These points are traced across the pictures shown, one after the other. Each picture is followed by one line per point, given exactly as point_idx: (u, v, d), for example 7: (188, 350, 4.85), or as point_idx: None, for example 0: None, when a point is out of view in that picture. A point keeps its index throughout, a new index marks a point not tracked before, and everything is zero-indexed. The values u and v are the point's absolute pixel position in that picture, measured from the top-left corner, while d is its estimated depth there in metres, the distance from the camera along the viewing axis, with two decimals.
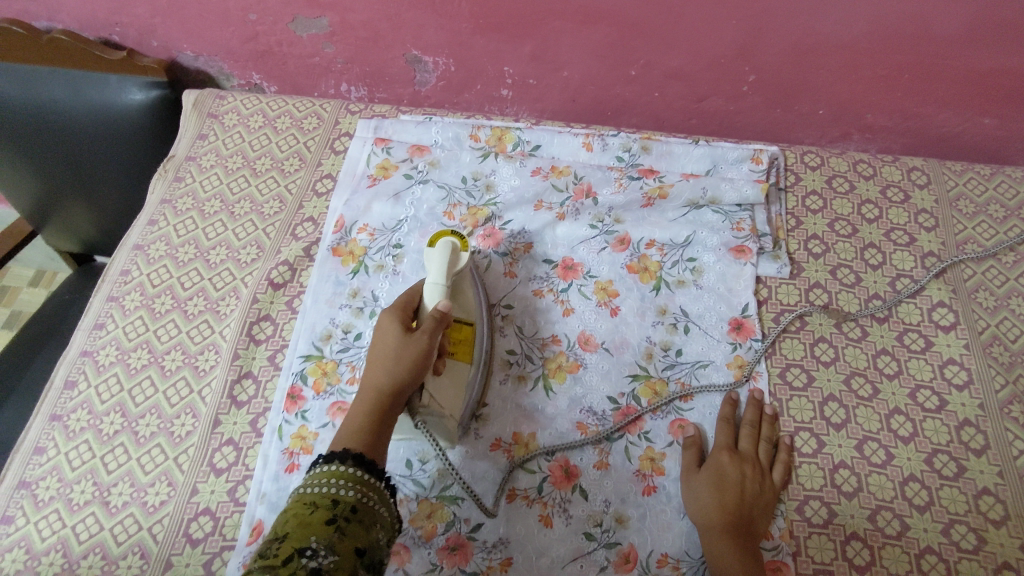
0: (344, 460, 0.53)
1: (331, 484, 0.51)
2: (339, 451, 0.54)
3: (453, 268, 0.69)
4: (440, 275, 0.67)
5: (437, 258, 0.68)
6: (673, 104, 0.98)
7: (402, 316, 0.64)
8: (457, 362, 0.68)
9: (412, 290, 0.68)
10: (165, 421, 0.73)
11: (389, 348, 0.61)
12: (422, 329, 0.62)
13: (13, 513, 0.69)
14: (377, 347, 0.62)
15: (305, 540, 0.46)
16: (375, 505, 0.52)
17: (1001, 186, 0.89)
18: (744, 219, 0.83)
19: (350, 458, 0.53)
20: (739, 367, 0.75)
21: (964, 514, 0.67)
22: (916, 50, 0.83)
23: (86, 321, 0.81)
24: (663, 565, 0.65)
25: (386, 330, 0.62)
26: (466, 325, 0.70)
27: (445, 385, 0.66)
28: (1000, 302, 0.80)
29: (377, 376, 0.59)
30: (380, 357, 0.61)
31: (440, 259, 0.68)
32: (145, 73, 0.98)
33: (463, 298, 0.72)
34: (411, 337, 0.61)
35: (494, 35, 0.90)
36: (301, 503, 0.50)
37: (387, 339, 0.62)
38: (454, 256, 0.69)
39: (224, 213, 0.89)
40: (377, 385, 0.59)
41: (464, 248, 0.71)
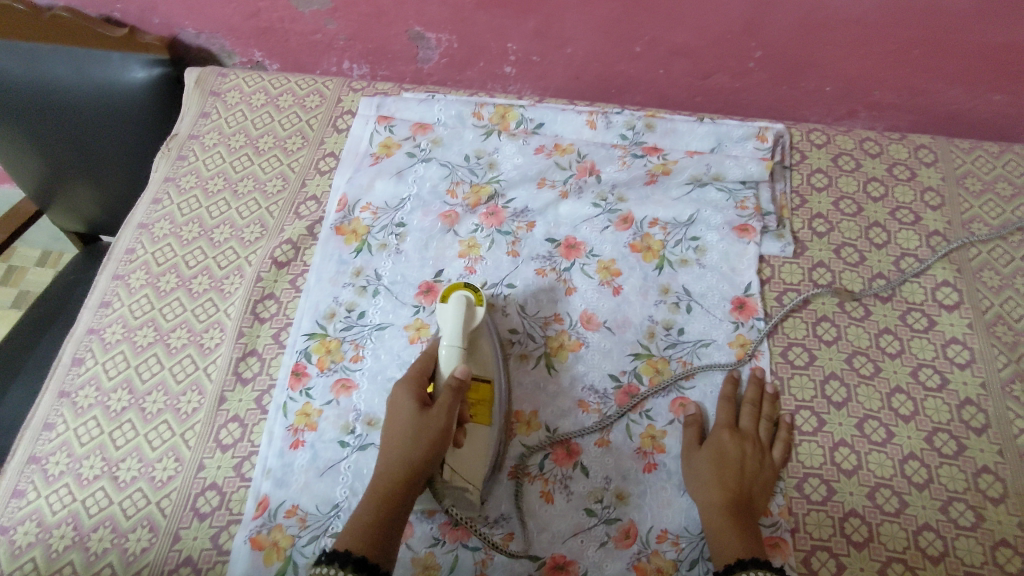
0: (344, 562, 0.54)
1: None
2: (341, 553, 0.54)
3: (468, 324, 0.69)
4: (455, 335, 0.67)
5: (451, 314, 0.68)
6: (679, 81, 0.97)
7: (416, 389, 0.64)
8: (477, 426, 0.67)
9: (427, 355, 0.68)
10: (171, 398, 0.74)
11: (403, 428, 0.61)
12: (437, 406, 0.62)
13: (24, 487, 0.70)
14: (394, 424, 0.62)
15: None
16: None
17: (1009, 164, 0.88)
18: (749, 197, 0.83)
19: (350, 563, 0.54)
20: (741, 346, 0.75)
21: (962, 492, 0.67)
22: (925, 24, 0.82)
23: (93, 299, 0.82)
24: (662, 540, 0.66)
25: (401, 407, 0.63)
26: (484, 385, 0.69)
27: (464, 456, 0.65)
28: (1006, 281, 0.79)
29: (391, 461, 0.61)
30: (395, 438, 0.61)
31: (454, 316, 0.68)
32: (147, 51, 0.98)
33: (478, 354, 0.70)
34: (426, 417, 0.62)
35: (497, 11, 0.89)
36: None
37: (402, 418, 0.62)
38: (469, 312, 0.69)
39: (226, 192, 0.89)
40: (390, 472, 0.60)
41: (480, 301, 0.71)
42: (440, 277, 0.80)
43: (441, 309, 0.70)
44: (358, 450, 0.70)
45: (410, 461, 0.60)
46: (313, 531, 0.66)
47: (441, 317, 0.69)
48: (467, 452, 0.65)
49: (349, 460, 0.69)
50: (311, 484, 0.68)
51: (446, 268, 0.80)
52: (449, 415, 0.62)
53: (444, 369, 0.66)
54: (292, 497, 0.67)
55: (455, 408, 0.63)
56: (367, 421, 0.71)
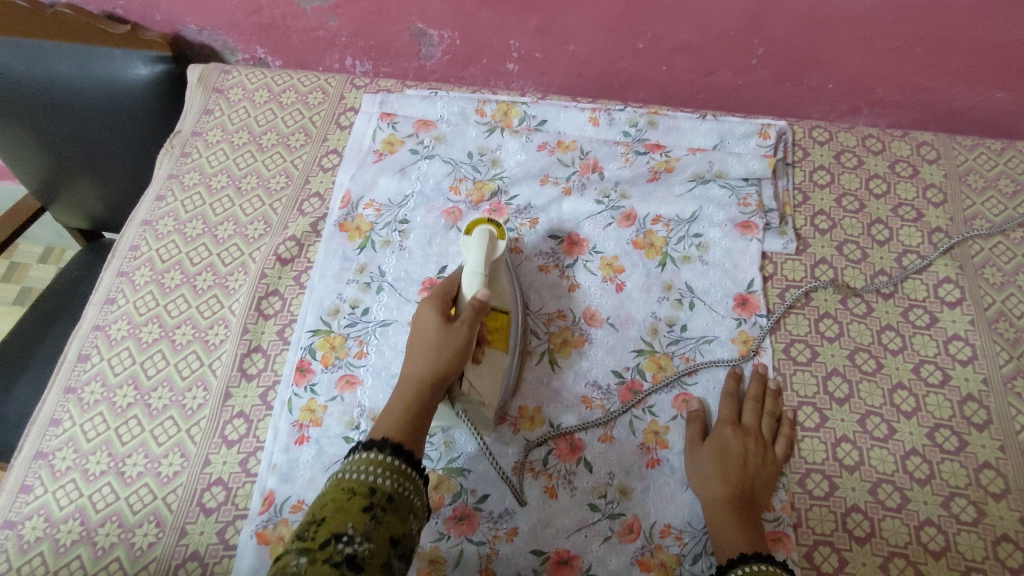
0: (384, 448, 0.52)
1: (371, 470, 0.50)
2: (377, 440, 0.53)
3: (491, 255, 0.70)
4: (479, 262, 0.67)
5: (474, 244, 0.69)
6: (681, 78, 0.97)
7: (441, 306, 0.63)
8: (494, 350, 0.70)
9: (450, 278, 0.68)
10: (177, 394, 0.75)
11: (429, 341, 0.61)
12: (461, 320, 0.62)
13: (31, 483, 0.71)
14: (418, 336, 0.62)
15: (344, 529, 0.45)
16: (411, 495, 0.51)
17: (1011, 161, 0.88)
18: (751, 194, 0.83)
19: (389, 447, 0.52)
20: (744, 342, 0.75)
21: (964, 488, 0.67)
22: (928, 21, 0.82)
23: (97, 296, 0.82)
24: (666, 535, 0.66)
25: (425, 319, 0.62)
26: (501, 313, 0.72)
27: (481, 374, 0.68)
28: (1007, 278, 0.79)
29: (416, 368, 0.60)
30: (421, 348, 0.61)
31: (478, 245, 0.69)
32: (150, 48, 0.98)
33: (498, 288, 0.72)
34: (450, 329, 0.61)
35: (500, 7, 0.89)
36: (338, 487, 0.49)
37: (426, 330, 0.61)
38: (491, 244, 0.70)
39: (230, 188, 0.89)
40: (416, 376, 0.59)
41: (502, 236, 0.72)
42: (443, 274, 0.80)
43: (465, 242, 0.70)
44: None
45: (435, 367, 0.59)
46: None
47: (465, 247, 0.70)
48: (483, 373, 0.68)
49: None
50: (317, 479, 0.69)
51: (449, 264, 0.81)
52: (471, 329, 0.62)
53: (467, 293, 0.66)
54: (297, 492, 0.68)
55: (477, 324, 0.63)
56: (372, 417, 0.72)
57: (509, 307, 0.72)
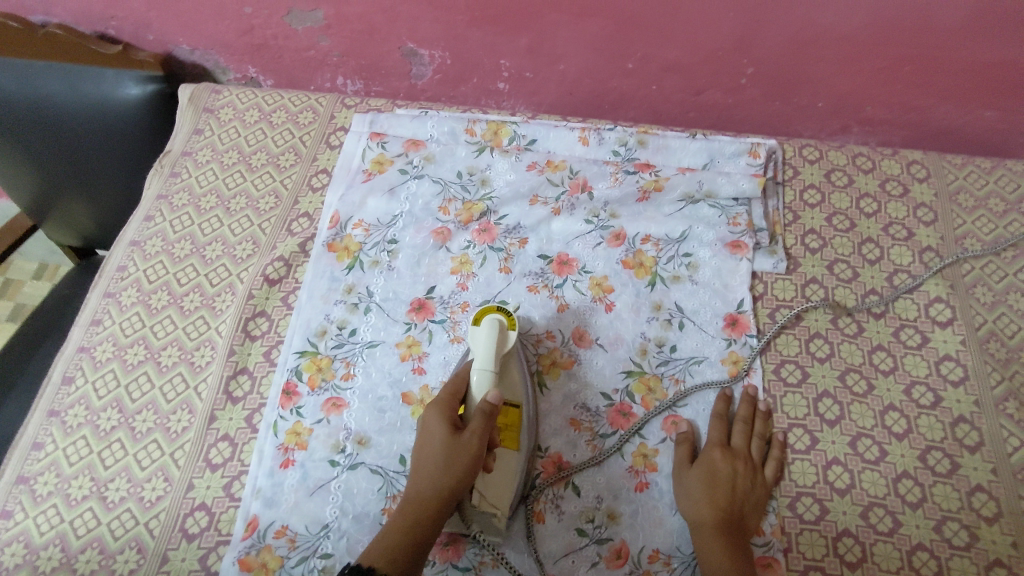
0: None
1: None
2: None
3: (500, 347, 0.69)
4: (488, 359, 0.67)
5: (483, 336, 0.69)
6: (671, 97, 0.97)
7: (448, 415, 0.64)
8: (505, 451, 0.68)
9: (459, 377, 0.68)
10: (161, 417, 0.74)
11: (434, 456, 0.62)
12: (469, 431, 0.62)
13: (12, 508, 0.70)
14: (425, 448, 0.63)
15: None
16: None
17: (1001, 180, 0.88)
18: (741, 214, 0.83)
19: None
20: (733, 363, 0.75)
21: (956, 511, 0.67)
22: (917, 41, 0.82)
23: (83, 317, 0.82)
24: (653, 561, 0.65)
25: (432, 430, 0.63)
26: (513, 408, 0.70)
27: (492, 479, 0.66)
28: (998, 298, 0.79)
29: (422, 483, 0.61)
30: (427, 462, 0.62)
31: (487, 337, 0.68)
32: (141, 68, 0.99)
33: (508, 379, 0.71)
34: (457, 442, 0.62)
35: (489, 27, 0.90)
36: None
37: (433, 444, 0.62)
38: (501, 334, 0.69)
39: (219, 209, 0.89)
40: (420, 493, 0.61)
41: (512, 326, 0.71)
42: (431, 294, 0.80)
43: (472, 331, 0.70)
44: (348, 469, 0.70)
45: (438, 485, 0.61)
46: (302, 552, 0.66)
47: (473, 339, 0.69)
48: (494, 477, 0.66)
49: (339, 479, 0.69)
50: (301, 503, 0.68)
51: (438, 285, 0.80)
52: (478, 441, 0.62)
53: (475, 393, 0.66)
54: (282, 517, 0.67)
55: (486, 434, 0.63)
56: (358, 440, 0.71)
57: (521, 399, 0.70)
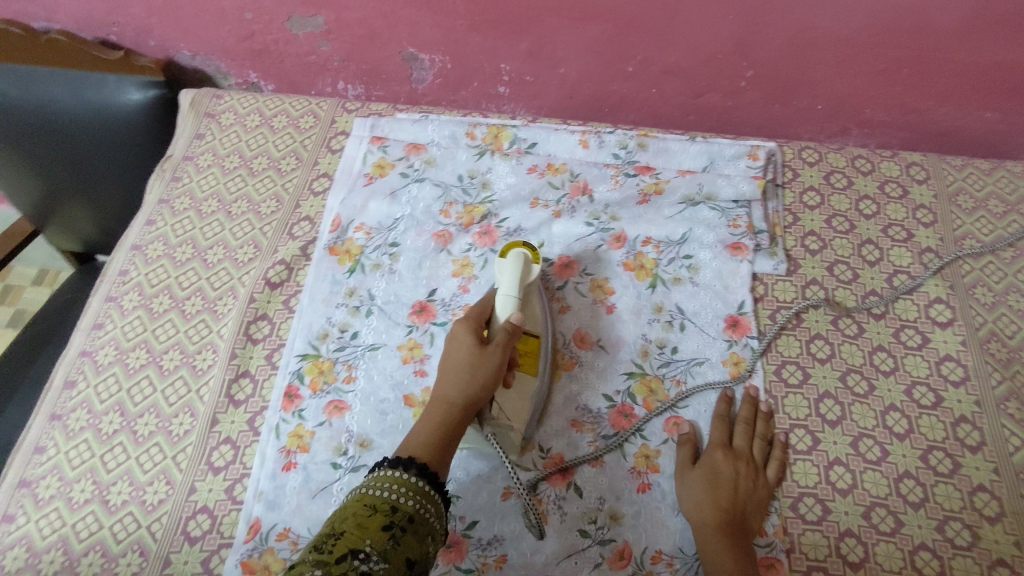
0: (408, 467, 0.52)
1: (394, 488, 0.50)
2: (403, 459, 0.53)
3: (526, 278, 0.70)
4: (513, 285, 0.67)
5: (510, 267, 0.69)
6: (670, 101, 0.97)
7: (475, 326, 0.64)
8: (524, 375, 0.70)
9: (485, 299, 0.68)
10: (163, 420, 0.74)
11: (462, 362, 0.61)
12: (495, 343, 0.62)
13: (14, 512, 0.70)
14: (451, 354, 0.63)
15: (361, 545, 0.45)
16: (431, 518, 0.51)
17: (1000, 181, 0.88)
18: (741, 216, 0.83)
19: (413, 468, 0.52)
20: (734, 364, 0.75)
21: (959, 511, 0.67)
22: (914, 43, 0.83)
23: (85, 321, 0.82)
24: (656, 561, 0.65)
25: (459, 340, 0.63)
26: (533, 337, 0.72)
27: (511, 397, 0.68)
28: (998, 298, 0.79)
29: (447, 388, 0.61)
30: (452, 368, 0.61)
31: (512, 266, 0.69)
32: (144, 73, 0.99)
33: (530, 311, 0.73)
34: (483, 352, 0.61)
35: (490, 32, 0.91)
36: (361, 503, 0.49)
37: (460, 351, 0.62)
38: (526, 266, 0.70)
39: (220, 213, 0.89)
40: (447, 398, 0.60)
41: (536, 260, 0.72)
42: (433, 297, 0.80)
43: (500, 263, 0.71)
44: (350, 471, 0.69)
45: (463, 388, 0.60)
46: None
47: (500, 269, 0.70)
48: (512, 395, 0.68)
49: (341, 482, 0.69)
50: (303, 506, 0.68)
51: (439, 287, 0.80)
52: (503, 352, 0.62)
53: (501, 314, 0.65)
54: (284, 520, 0.67)
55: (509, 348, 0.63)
56: (360, 442, 0.71)
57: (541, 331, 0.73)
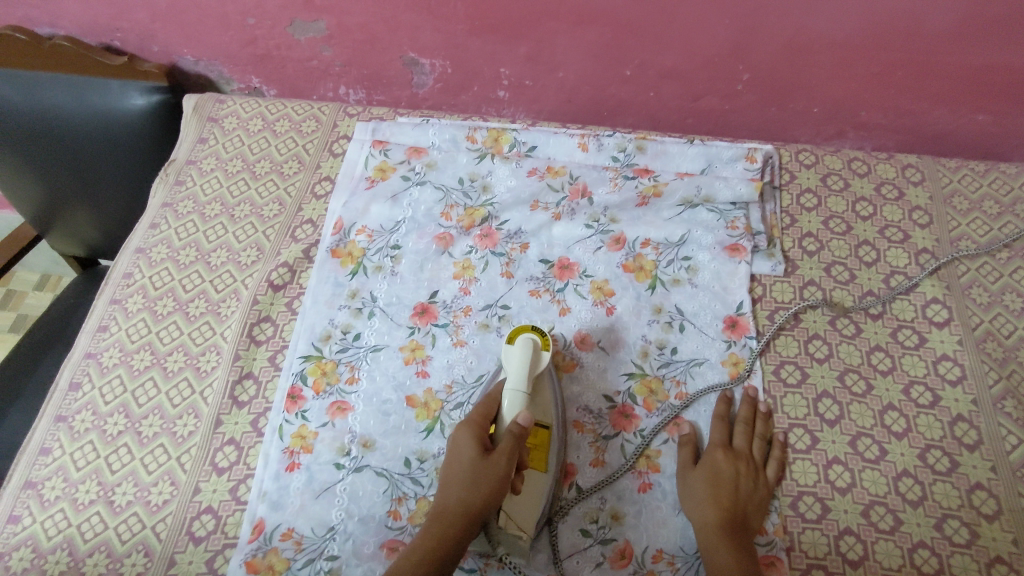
0: None
1: None
2: None
3: (534, 368, 0.69)
4: (520, 379, 0.67)
5: (517, 356, 0.68)
6: (669, 104, 0.98)
7: (478, 432, 0.64)
8: (534, 473, 0.67)
9: (491, 395, 0.68)
10: (168, 421, 0.75)
11: (464, 474, 0.61)
12: (499, 451, 0.62)
13: (20, 513, 0.70)
14: (454, 462, 0.63)
15: None
16: None
17: (995, 182, 0.89)
18: (739, 218, 0.84)
19: None
20: (733, 364, 0.76)
21: (957, 509, 0.67)
22: (908, 47, 0.84)
23: (90, 324, 0.83)
24: (658, 561, 0.66)
25: (461, 448, 0.63)
26: (543, 429, 0.69)
27: (520, 501, 0.65)
28: (995, 298, 0.80)
29: (448, 499, 0.61)
30: (453, 477, 0.62)
31: (519, 358, 0.68)
32: (147, 78, 1.00)
33: (540, 399, 0.70)
34: (487, 461, 0.61)
35: (489, 37, 0.92)
36: None
37: (463, 460, 0.62)
38: (535, 355, 0.69)
39: (224, 216, 0.90)
40: (444, 509, 0.61)
41: (546, 346, 0.71)
42: (434, 298, 0.81)
43: (507, 351, 0.70)
44: (353, 472, 0.70)
45: (463, 499, 0.61)
46: (309, 554, 0.66)
47: (507, 357, 0.69)
48: (521, 500, 0.65)
49: (344, 482, 0.70)
50: (307, 506, 0.69)
51: (441, 289, 0.81)
52: (510, 462, 0.62)
53: (506, 414, 0.66)
54: (288, 519, 0.68)
55: (516, 454, 0.62)
56: (363, 443, 0.72)
57: (552, 420, 0.69)
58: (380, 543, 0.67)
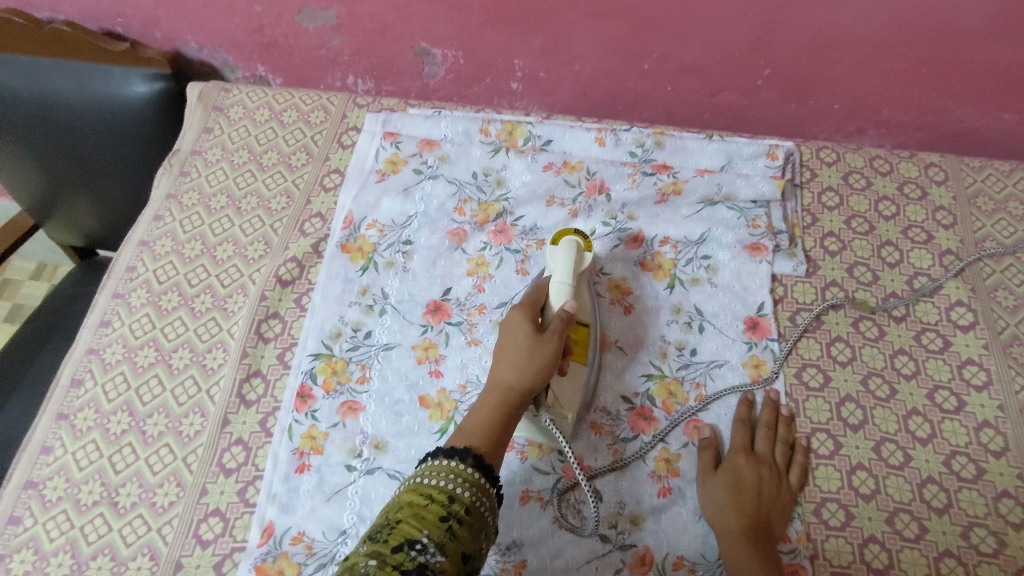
0: (464, 458, 0.51)
1: (451, 478, 0.49)
2: (458, 449, 0.52)
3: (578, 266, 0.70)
4: (565, 273, 0.67)
5: (562, 255, 0.69)
6: (686, 99, 0.96)
7: (530, 313, 0.63)
8: (575, 363, 0.69)
9: (538, 287, 0.67)
10: (173, 421, 0.73)
11: (519, 348, 0.60)
12: (552, 330, 0.61)
13: (20, 514, 0.68)
14: (507, 341, 0.61)
15: (418, 534, 0.45)
16: (485, 513, 0.50)
17: (1019, 183, 0.87)
18: (760, 217, 0.82)
19: (470, 458, 0.51)
20: (755, 367, 0.74)
21: (983, 517, 0.66)
22: (936, 43, 0.82)
23: (92, 318, 0.80)
24: (678, 568, 0.64)
25: (516, 328, 0.61)
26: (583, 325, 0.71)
27: (565, 385, 0.67)
28: (1020, 301, 0.78)
29: (508, 372, 0.59)
30: (510, 354, 0.60)
31: (566, 258, 0.69)
32: (149, 65, 0.97)
33: (580, 298, 0.72)
34: (542, 339, 0.60)
35: (504, 27, 0.89)
36: (415, 494, 0.48)
37: (518, 337, 0.61)
38: (579, 255, 0.70)
39: (230, 208, 0.88)
40: (508, 381, 0.59)
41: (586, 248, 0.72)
42: (448, 296, 0.78)
43: (551, 251, 0.71)
44: (365, 474, 0.68)
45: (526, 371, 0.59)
46: (320, 559, 0.64)
47: (551, 257, 0.70)
48: (567, 383, 0.67)
49: (356, 485, 0.68)
50: (318, 509, 0.67)
51: (454, 286, 0.79)
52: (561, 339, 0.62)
53: (554, 302, 0.65)
54: (298, 524, 0.66)
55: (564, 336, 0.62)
56: (375, 444, 0.70)
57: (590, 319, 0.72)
58: None
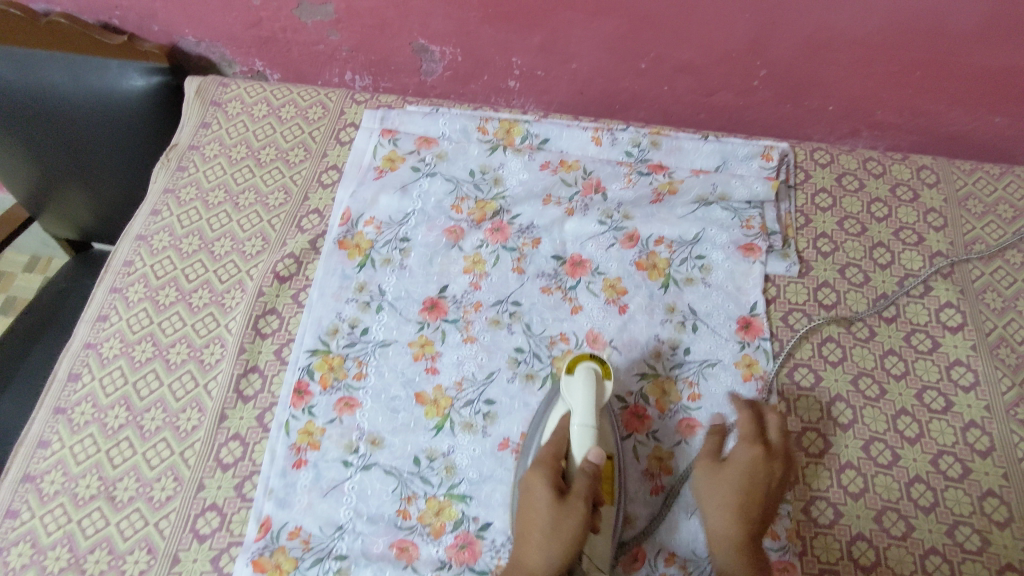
0: None
1: None
2: None
3: (598, 401, 0.65)
4: (587, 414, 0.64)
5: (579, 387, 0.65)
6: (682, 98, 0.97)
7: (551, 476, 0.62)
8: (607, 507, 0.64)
9: (558, 434, 0.65)
10: (171, 415, 0.73)
11: (543, 521, 0.59)
12: (574, 494, 0.60)
13: (18, 507, 0.69)
14: (531, 512, 0.61)
15: None
16: None
17: (1010, 186, 0.88)
18: (754, 217, 0.83)
19: None
20: (747, 366, 0.75)
21: (968, 515, 0.67)
22: (929, 46, 0.83)
23: (90, 313, 0.80)
24: (669, 564, 0.66)
25: (537, 496, 0.61)
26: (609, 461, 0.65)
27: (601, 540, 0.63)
28: (1008, 303, 0.80)
29: (533, 553, 0.59)
30: (535, 527, 0.60)
31: (581, 390, 0.65)
32: (146, 59, 0.97)
33: (604, 433, 0.67)
34: (564, 509, 0.59)
35: (502, 25, 0.89)
36: None
37: (540, 507, 0.60)
38: (597, 385, 0.65)
39: (227, 204, 0.88)
40: (532, 564, 0.58)
41: (607, 374, 0.67)
42: (444, 293, 0.79)
43: (568, 382, 0.66)
44: (361, 470, 0.69)
45: (548, 549, 0.58)
46: (316, 553, 0.65)
47: (568, 389, 0.66)
48: (602, 540, 0.62)
49: (352, 480, 0.68)
50: (315, 504, 0.67)
51: (450, 284, 0.80)
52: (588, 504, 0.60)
53: (576, 453, 0.63)
54: (295, 518, 0.67)
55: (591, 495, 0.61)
56: (371, 440, 0.71)
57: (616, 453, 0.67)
58: (389, 542, 0.66)
